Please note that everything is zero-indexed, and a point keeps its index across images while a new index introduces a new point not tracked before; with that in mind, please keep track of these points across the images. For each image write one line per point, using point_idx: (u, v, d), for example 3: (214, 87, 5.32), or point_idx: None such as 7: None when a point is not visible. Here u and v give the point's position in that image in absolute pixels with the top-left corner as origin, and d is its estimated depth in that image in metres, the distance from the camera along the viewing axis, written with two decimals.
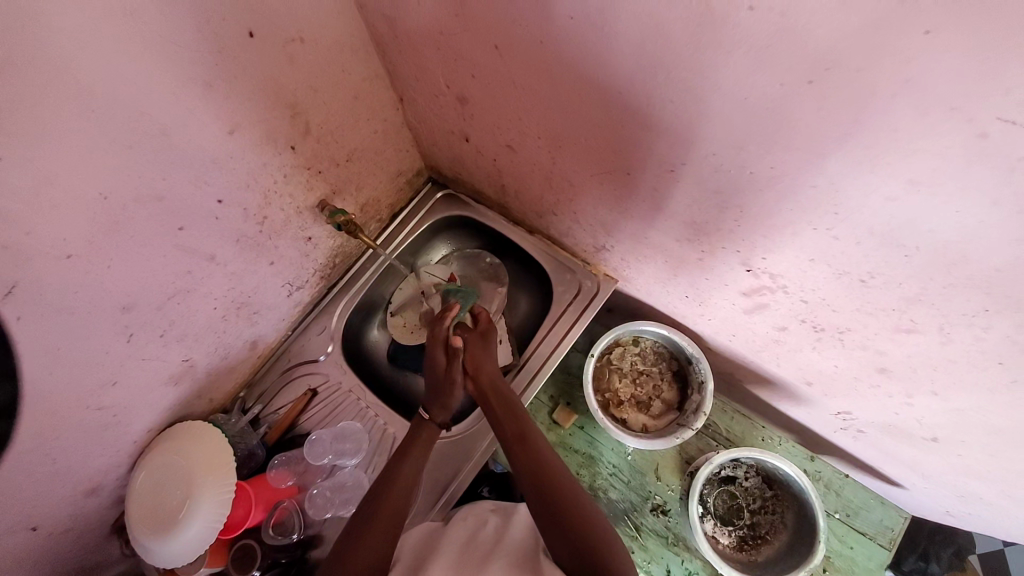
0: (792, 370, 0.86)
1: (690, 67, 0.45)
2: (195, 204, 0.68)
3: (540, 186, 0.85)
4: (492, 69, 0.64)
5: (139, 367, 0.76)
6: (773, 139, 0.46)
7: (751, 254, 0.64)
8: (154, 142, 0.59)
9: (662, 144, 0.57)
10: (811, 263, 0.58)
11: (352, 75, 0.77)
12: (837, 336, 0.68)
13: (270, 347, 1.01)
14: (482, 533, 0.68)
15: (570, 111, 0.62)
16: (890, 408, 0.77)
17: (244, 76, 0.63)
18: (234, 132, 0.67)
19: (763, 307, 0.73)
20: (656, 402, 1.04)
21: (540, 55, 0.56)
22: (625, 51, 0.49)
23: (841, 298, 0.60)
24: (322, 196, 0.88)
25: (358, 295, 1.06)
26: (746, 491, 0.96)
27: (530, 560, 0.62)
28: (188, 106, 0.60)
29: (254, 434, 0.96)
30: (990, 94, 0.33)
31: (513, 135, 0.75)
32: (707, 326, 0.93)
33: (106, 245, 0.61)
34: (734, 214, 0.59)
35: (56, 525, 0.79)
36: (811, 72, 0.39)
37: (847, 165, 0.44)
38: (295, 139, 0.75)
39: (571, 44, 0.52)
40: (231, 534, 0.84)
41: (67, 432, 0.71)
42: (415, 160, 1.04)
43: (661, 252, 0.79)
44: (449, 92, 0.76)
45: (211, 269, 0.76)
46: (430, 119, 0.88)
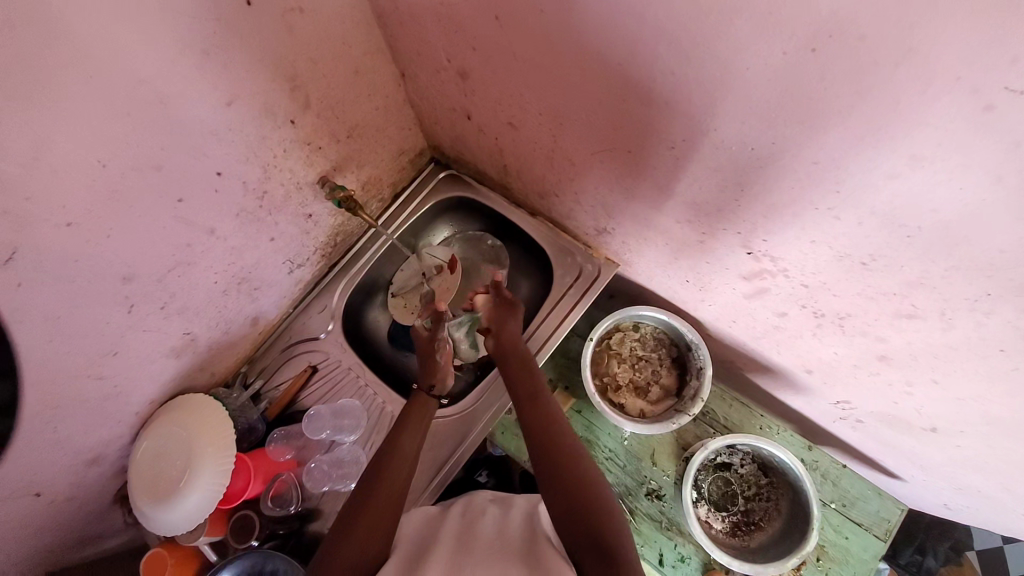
0: (791, 359, 0.85)
1: (690, 35, 0.44)
2: (194, 176, 0.68)
3: (542, 166, 0.84)
4: (492, 42, 0.63)
5: (140, 338, 0.77)
6: (773, 113, 0.45)
7: (752, 236, 0.63)
8: (153, 112, 0.59)
9: (663, 120, 0.56)
10: (812, 246, 0.57)
11: (353, 49, 0.76)
12: (837, 322, 0.67)
13: (272, 323, 1.02)
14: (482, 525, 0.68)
15: (571, 86, 0.61)
16: (889, 397, 0.76)
17: (243, 46, 0.63)
18: (232, 104, 0.67)
19: (763, 292, 0.72)
20: (654, 388, 1.04)
21: (540, 24, 0.55)
22: (625, 19, 0.47)
23: (842, 282, 0.59)
24: (323, 172, 0.87)
25: (358, 275, 1.07)
26: (740, 478, 0.95)
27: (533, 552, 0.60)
28: (185, 75, 0.60)
29: (254, 409, 0.97)
30: (997, 63, 0.32)
31: (514, 112, 0.74)
32: (707, 312, 0.92)
33: (105, 214, 0.61)
34: (734, 193, 0.58)
35: (61, 490, 0.81)
36: (813, 40, 0.38)
37: (849, 139, 0.43)
38: (294, 113, 0.75)
39: (570, 10, 0.51)
40: (230, 504, 0.85)
41: (71, 399, 0.73)
42: (417, 139, 1.04)
43: (662, 236, 0.78)
44: (450, 67, 0.75)
45: (211, 242, 0.77)
46: (432, 96, 0.87)
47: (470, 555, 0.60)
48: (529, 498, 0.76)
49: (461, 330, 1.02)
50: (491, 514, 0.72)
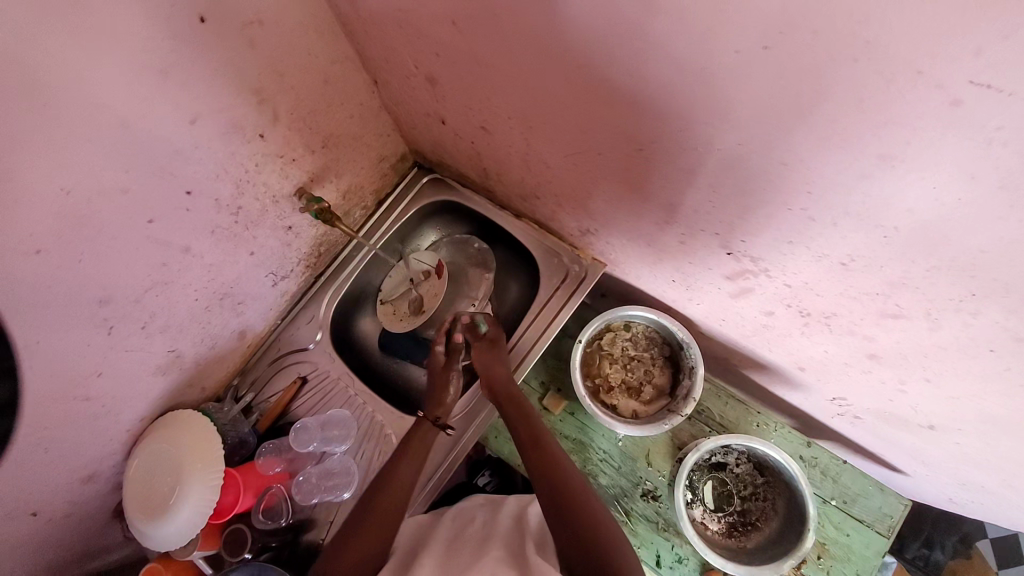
0: (784, 356, 0.83)
1: (643, 34, 0.42)
2: (162, 196, 0.67)
3: (519, 169, 0.82)
4: (454, 48, 0.62)
5: (125, 358, 0.77)
6: (736, 113, 0.43)
7: (730, 237, 0.61)
8: (114, 135, 0.58)
9: (628, 121, 0.53)
10: (790, 247, 0.55)
11: (320, 59, 0.75)
12: (823, 321, 0.64)
13: (260, 336, 1.02)
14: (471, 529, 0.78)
15: (536, 90, 0.59)
16: (883, 394, 0.74)
17: (203, 63, 0.62)
18: (196, 122, 0.66)
19: (748, 291, 0.70)
20: (647, 387, 1.02)
21: (497, 28, 0.53)
22: (576, 19, 0.45)
23: (825, 282, 0.57)
24: (300, 184, 0.86)
25: (345, 284, 1.06)
26: (736, 477, 0.93)
27: (516, 548, 0.70)
28: (144, 95, 0.58)
29: (245, 422, 0.97)
30: (960, 55, 0.30)
31: (484, 116, 0.73)
32: (696, 311, 0.89)
33: (75, 240, 0.61)
34: (707, 193, 0.56)
35: (57, 509, 0.82)
36: (766, 38, 0.36)
37: (816, 139, 0.40)
38: (264, 127, 0.74)
39: (522, 12, 0.49)
40: (222, 519, 0.85)
41: (57, 421, 0.73)
42: (398, 145, 1.02)
43: (643, 237, 0.76)
44: (418, 73, 0.73)
45: (188, 261, 0.76)
46: (406, 102, 0.85)
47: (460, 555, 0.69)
48: (515, 501, 0.85)
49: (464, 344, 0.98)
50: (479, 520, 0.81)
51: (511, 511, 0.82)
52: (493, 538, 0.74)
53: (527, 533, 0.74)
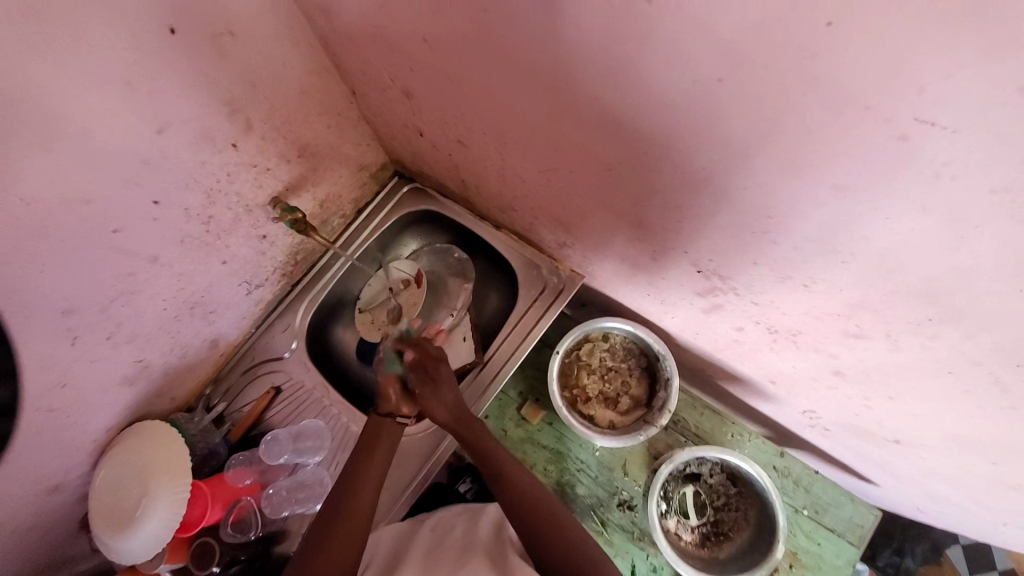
0: (757, 371, 0.84)
1: (606, 60, 0.42)
2: (129, 206, 0.66)
3: (495, 182, 0.82)
4: (427, 64, 0.62)
5: (90, 369, 0.75)
6: (697, 141, 0.44)
7: (699, 254, 0.61)
8: (77, 145, 0.57)
9: (596, 142, 0.54)
10: (755, 267, 0.55)
11: (295, 69, 0.74)
12: (790, 338, 0.65)
13: (234, 344, 1.01)
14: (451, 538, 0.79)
15: (507, 107, 0.59)
16: (851, 409, 0.75)
17: (171, 73, 0.61)
18: (164, 131, 0.64)
19: (719, 307, 0.71)
20: (624, 398, 1.02)
21: (466, 46, 0.53)
22: (543, 42, 0.46)
23: (790, 302, 0.57)
24: (275, 193, 0.85)
25: (322, 292, 1.06)
26: (710, 488, 0.94)
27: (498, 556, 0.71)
28: (108, 105, 0.57)
29: (217, 432, 0.96)
30: (904, 94, 0.30)
31: (460, 130, 0.73)
32: (672, 323, 0.90)
33: (36, 251, 0.60)
34: (675, 213, 0.56)
35: (17, 524, 0.80)
36: (720, 70, 0.36)
37: (773, 167, 0.41)
38: (236, 136, 0.73)
39: (490, 33, 0.49)
40: (190, 532, 0.84)
41: (18, 435, 0.71)
42: (377, 153, 1.02)
43: (617, 251, 0.77)
44: (394, 85, 0.73)
45: (156, 270, 0.75)
46: (384, 112, 0.85)
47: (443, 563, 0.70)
48: (495, 509, 0.86)
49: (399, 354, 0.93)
50: (460, 527, 0.82)
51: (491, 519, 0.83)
52: (475, 547, 0.75)
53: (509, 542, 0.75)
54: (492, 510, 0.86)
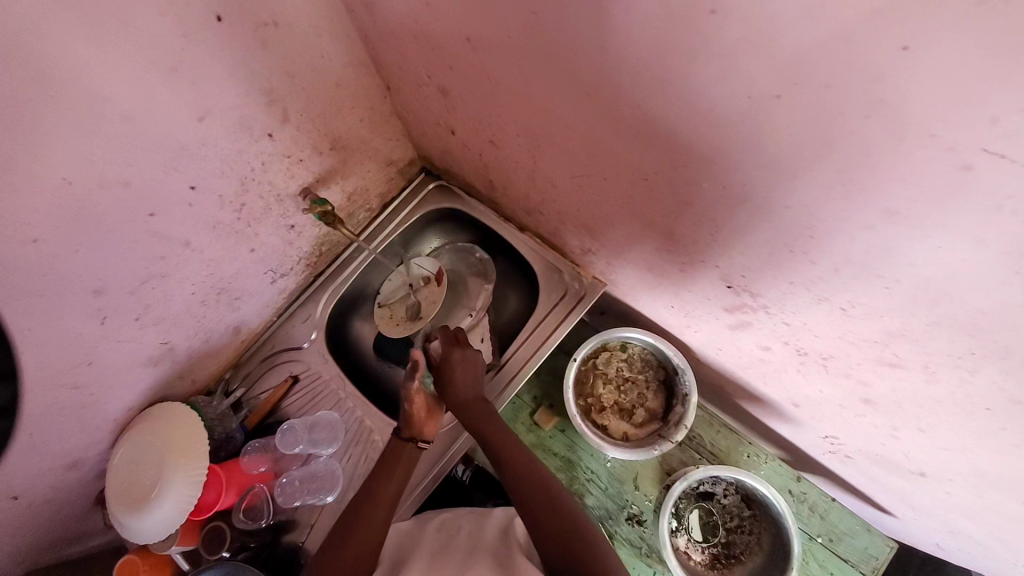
0: (779, 391, 0.82)
1: (655, 70, 0.42)
2: (165, 191, 0.67)
3: (524, 185, 0.82)
4: (467, 63, 0.61)
5: (115, 348, 0.77)
6: (743, 158, 0.43)
7: (731, 271, 0.60)
8: (120, 129, 0.58)
9: (636, 151, 0.53)
10: (791, 287, 0.54)
11: (333, 63, 0.75)
12: (820, 361, 0.64)
13: (256, 331, 1.02)
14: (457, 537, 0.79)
15: (546, 112, 0.59)
16: (876, 438, 0.73)
17: (214, 62, 0.61)
18: (204, 119, 0.65)
19: (746, 325, 0.69)
20: (639, 410, 1.01)
21: (510, 47, 0.53)
22: (590, 48, 0.45)
23: (824, 325, 0.56)
24: (305, 185, 0.86)
25: (344, 285, 1.07)
26: (723, 509, 0.92)
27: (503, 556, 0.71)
28: (153, 91, 0.58)
29: (234, 418, 0.97)
30: (974, 123, 0.29)
31: (494, 131, 0.72)
32: (695, 338, 0.88)
33: (74, 230, 0.61)
34: (710, 228, 0.56)
35: (37, 494, 0.82)
36: (777, 87, 0.35)
37: (822, 188, 0.40)
38: (272, 127, 0.74)
39: (536, 35, 0.48)
40: (202, 515, 0.84)
41: (44, 407, 0.73)
42: (407, 150, 1.02)
43: (644, 262, 0.76)
44: (431, 84, 0.73)
45: (187, 255, 0.76)
46: (417, 110, 0.85)
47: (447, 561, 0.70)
48: (504, 509, 0.86)
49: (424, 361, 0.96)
50: (467, 527, 0.82)
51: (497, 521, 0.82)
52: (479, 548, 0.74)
53: (513, 541, 0.75)
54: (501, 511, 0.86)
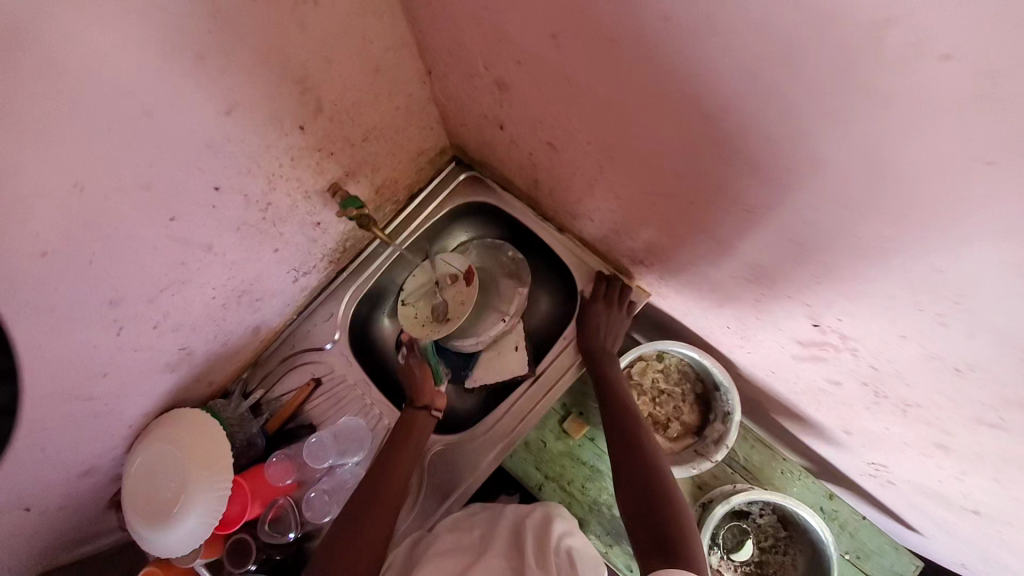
0: (832, 419, 0.79)
1: (813, 104, 0.35)
2: (190, 193, 0.59)
3: (579, 191, 0.74)
4: (544, 62, 0.52)
5: (131, 358, 0.71)
6: (896, 210, 0.37)
7: (823, 312, 0.55)
8: (140, 127, 0.49)
9: (744, 181, 0.46)
10: (900, 340, 0.50)
11: (375, 46, 0.65)
12: (900, 408, 0.61)
13: (274, 331, 0.96)
14: (468, 540, 0.76)
15: (635, 125, 0.51)
16: (934, 475, 0.70)
17: (247, 48, 0.52)
18: (233, 112, 0.57)
19: (819, 360, 0.65)
20: (675, 424, 0.98)
21: (610, 53, 0.44)
22: (727, 66, 0.37)
23: (922, 376, 0.52)
24: (334, 180, 0.78)
25: (368, 282, 1.00)
26: (758, 528, 0.91)
27: (517, 562, 0.69)
28: (176, 84, 0.49)
29: (254, 422, 0.92)
30: None
31: (555, 133, 0.64)
32: (746, 358, 0.84)
33: (86, 239, 0.53)
34: (815, 269, 0.50)
35: (50, 502, 0.78)
36: (999, 151, 0.29)
37: (1003, 259, 0.34)
38: (305, 119, 0.65)
39: (654, 46, 0.40)
40: (228, 529, 0.81)
41: (57, 421, 0.67)
42: (440, 139, 0.93)
43: (710, 284, 0.70)
44: (487, 76, 0.64)
45: (209, 259, 0.69)
46: (462, 100, 0.76)
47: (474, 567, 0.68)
48: (514, 508, 0.83)
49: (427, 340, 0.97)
50: (477, 527, 0.79)
51: (512, 517, 0.81)
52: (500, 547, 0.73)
53: (532, 533, 0.74)
54: (512, 509, 0.83)
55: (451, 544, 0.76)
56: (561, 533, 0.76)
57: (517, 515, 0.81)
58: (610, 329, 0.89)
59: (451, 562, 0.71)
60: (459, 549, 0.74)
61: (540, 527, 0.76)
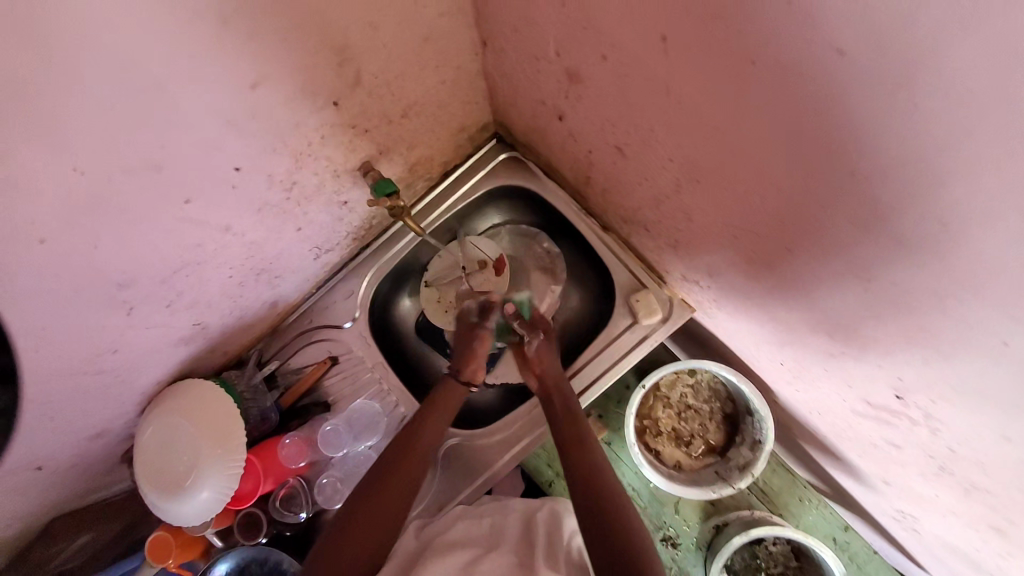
0: (872, 467, 0.74)
1: (1010, 200, 0.26)
2: (206, 173, 0.52)
3: (642, 202, 0.66)
4: (639, 65, 0.43)
5: (143, 335, 0.66)
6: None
7: (912, 388, 0.49)
8: (147, 101, 0.42)
9: (866, 251, 0.38)
10: (1000, 440, 0.43)
11: (427, 10, 0.55)
12: (963, 486, 0.56)
13: (291, 303, 0.92)
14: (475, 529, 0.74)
15: (740, 159, 0.42)
16: (973, 544, 0.65)
17: (276, 12, 0.44)
18: (258, 86, 0.49)
19: (883, 422, 0.59)
20: (698, 441, 0.94)
21: (735, 77, 0.35)
22: (898, 128, 0.28)
23: (1007, 474, 0.46)
24: (366, 158, 0.69)
25: (391, 262, 0.93)
26: (769, 555, 0.89)
27: (527, 556, 0.67)
28: (191, 52, 0.42)
29: (268, 395, 0.88)
30: None
31: (628, 139, 0.55)
32: (792, 393, 0.79)
33: (90, 223, 0.47)
34: (925, 355, 0.43)
35: (63, 462, 0.77)
36: None
37: None
38: (341, 92, 0.56)
39: (802, 82, 0.31)
40: (240, 505, 0.81)
41: (68, 393, 0.65)
42: (484, 114, 0.84)
43: (775, 324, 0.63)
44: (557, 62, 0.54)
45: (226, 240, 0.63)
46: (517, 79, 0.66)
47: (481, 559, 0.66)
48: (520, 502, 0.81)
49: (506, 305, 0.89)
50: (484, 519, 0.77)
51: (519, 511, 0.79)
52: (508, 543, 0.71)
53: (541, 526, 0.72)
54: (518, 502, 0.80)
55: (458, 534, 0.74)
56: (571, 530, 0.74)
57: (524, 508, 0.78)
58: (636, 343, 0.85)
59: (457, 551, 0.69)
60: (465, 540, 0.72)
61: (550, 523, 0.75)
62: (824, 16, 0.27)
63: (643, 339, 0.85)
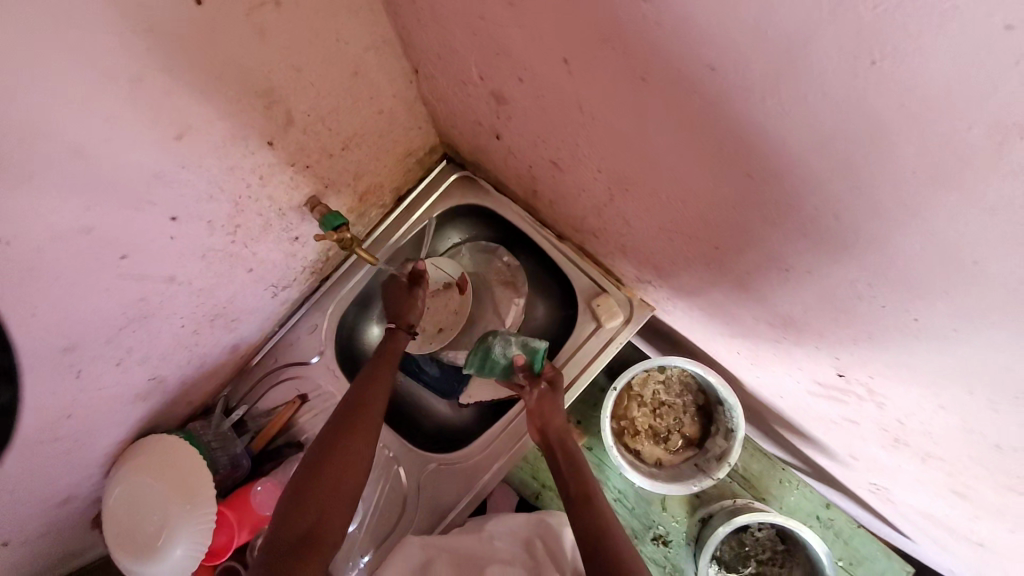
0: (837, 442, 0.76)
1: (872, 188, 0.29)
2: (142, 226, 0.52)
3: (585, 210, 0.67)
4: (552, 84, 0.44)
5: (96, 396, 0.65)
6: (942, 297, 0.32)
7: (852, 366, 0.50)
8: (67, 166, 0.42)
9: (781, 243, 0.40)
10: (937, 409, 0.45)
11: (350, 46, 0.56)
12: (920, 454, 0.57)
13: (255, 345, 0.90)
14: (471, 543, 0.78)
15: (658, 165, 0.43)
16: (940, 508, 0.67)
17: (192, 64, 0.45)
18: (184, 138, 0.49)
19: (837, 401, 0.61)
20: (675, 436, 0.95)
21: (634, 92, 0.37)
22: (776, 130, 0.30)
23: (953, 440, 0.48)
24: (312, 194, 0.70)
25: (353, 291, 0.93)
26: (756, 541, 0.90)
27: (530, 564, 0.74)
28: (109, 114, 0.42)
29: (237, 442, 0.86)
30: None
31: (561, 153, 0.56)
32: (754, 379, 0.81)
33: (23, 292, 0.46)
34: (856, 335, 0.44)
35: (24, 537, 0.73)
36: None
37: None
38: (274, 133, 0.57)
39: (689, 93, 0.33)
40: (216, 560, 0.79)
41: (23, 467, 0.63)
42: (428, 137, 0.85)
43: (727, 317, 0.64)
44: (482, 86, 0.56)
45: (173, 290, 0.62)
46: (452, 104, 0.68)
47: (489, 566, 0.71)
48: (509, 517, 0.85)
49: (515, 349, 0.85)
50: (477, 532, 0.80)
51: (510, 522, 0.82)
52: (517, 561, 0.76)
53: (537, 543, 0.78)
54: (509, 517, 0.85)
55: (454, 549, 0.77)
56: (571, 544, 0.79)
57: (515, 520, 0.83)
58: (604, 343, 0.86)
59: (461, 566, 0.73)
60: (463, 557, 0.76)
61: (547, 537, 0.79)
62: (691, 38, 0.29)
63: (609, 336, 0.86)
